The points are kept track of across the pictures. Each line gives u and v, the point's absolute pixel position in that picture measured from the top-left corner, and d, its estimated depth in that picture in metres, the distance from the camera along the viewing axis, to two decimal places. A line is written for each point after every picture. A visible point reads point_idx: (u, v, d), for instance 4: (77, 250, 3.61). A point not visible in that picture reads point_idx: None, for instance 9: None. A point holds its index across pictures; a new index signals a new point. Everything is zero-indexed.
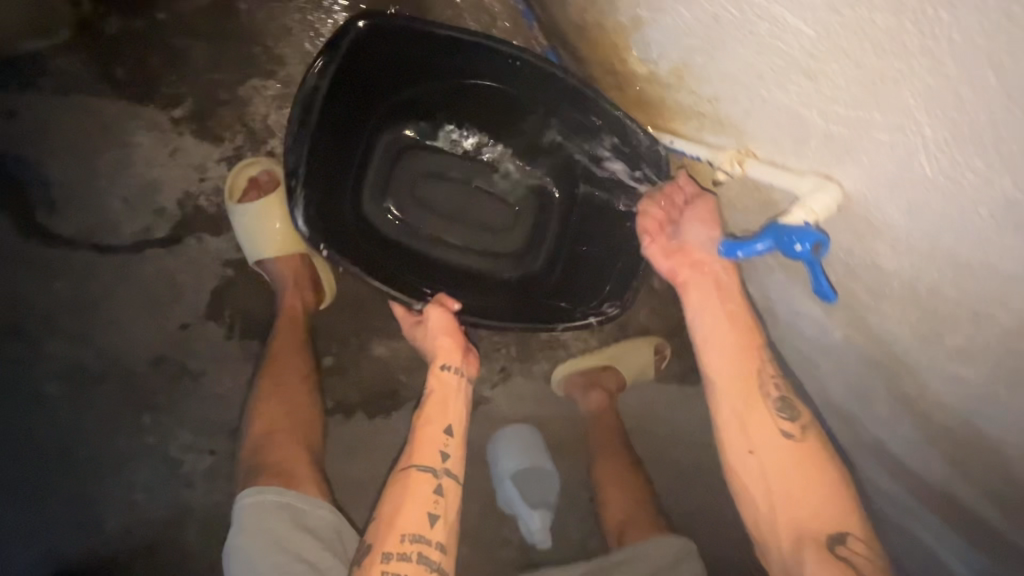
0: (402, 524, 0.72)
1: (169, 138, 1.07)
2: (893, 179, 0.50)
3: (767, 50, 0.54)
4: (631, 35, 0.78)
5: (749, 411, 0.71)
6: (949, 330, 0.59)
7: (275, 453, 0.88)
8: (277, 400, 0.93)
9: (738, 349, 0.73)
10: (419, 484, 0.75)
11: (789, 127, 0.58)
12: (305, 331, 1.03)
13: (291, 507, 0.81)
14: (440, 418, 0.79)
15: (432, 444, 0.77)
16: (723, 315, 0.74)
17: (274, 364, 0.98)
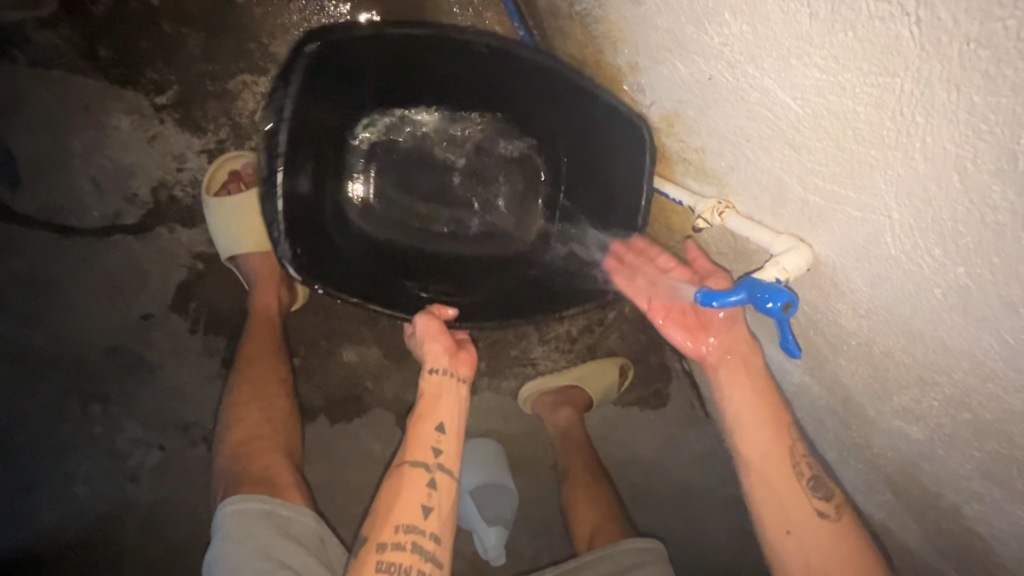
0: (396, 517, 0.73)
1: (149, 124, 1.03)
2: (860, 251, 0.54)
3: (755, 117, 0.56)
4: (627, 79, 0.80)
5: (784, 490, 0.76)
6: (896, 390, 0.63)
7: (237, 459, 0.85)
8: (246, 404, 0.90)
9: (774, 431, 0.77)
10: (414, 478, 0.75)
11: (770, 188, 0.61)
12: (279, 331, 1.00)
13: (279, 516, 0.79)
14: (435, 418, 0.78)
15: (424, 442, 0.77)
16: (755, 394, 0.77)
17: (247, 366, 0.94)
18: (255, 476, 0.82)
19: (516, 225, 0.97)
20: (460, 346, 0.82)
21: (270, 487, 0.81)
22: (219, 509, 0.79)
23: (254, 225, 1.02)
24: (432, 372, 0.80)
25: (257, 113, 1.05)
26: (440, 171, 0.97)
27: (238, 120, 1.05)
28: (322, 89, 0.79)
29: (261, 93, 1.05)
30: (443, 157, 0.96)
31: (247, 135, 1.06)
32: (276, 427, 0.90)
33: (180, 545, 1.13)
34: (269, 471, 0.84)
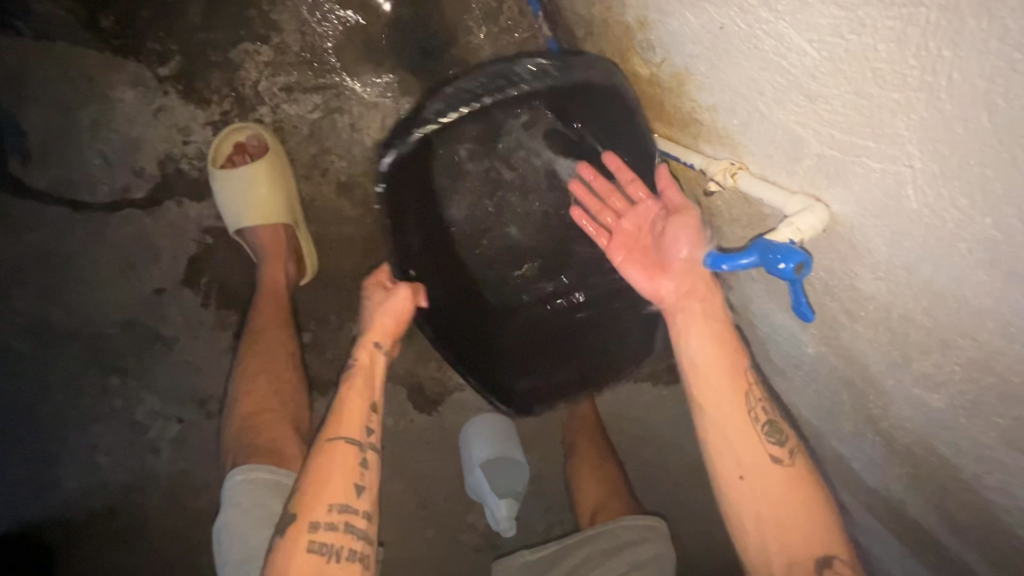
0: (328, 494, 0.73)
1: (154, 96, 1.03)
2: (881, 208, 0.51)
3: (769, 67, 0.53)
4: (637, 35, 0.77)
5: (737, 433, 0.75)
6: (918, 357, 0.60)
7: (249, 428, 0.86)
8: (254, 377, 0.91)
9: (729, 374, 0.76)
10: (346, 457, 0.76)
11: (785, 143, 0.58)
12: (286, 303, 1.01)
13: (287, 486, 0.79)
14: (365, 397, 0.82)
15: (354, 420, 0.79)
16: (710, 334, 0.76)
17: (256, 339, 0.95)
18: (264, 447, 0.83)
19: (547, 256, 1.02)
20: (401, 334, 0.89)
21: (278, 457, 0.82)
22: (228, 477, 0.80)
23: (259, 197, 1.02)
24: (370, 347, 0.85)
25: (260, 84, 1.04)
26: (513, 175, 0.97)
27: (241, 90, 1.04)
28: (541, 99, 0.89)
29: (264, 63, 1.04)
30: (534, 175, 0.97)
31: (251, 106, 1.05)
32: (283, 399, 0.91)
33: (201, 513, 1.16)
34: (277, 440, 0.85)
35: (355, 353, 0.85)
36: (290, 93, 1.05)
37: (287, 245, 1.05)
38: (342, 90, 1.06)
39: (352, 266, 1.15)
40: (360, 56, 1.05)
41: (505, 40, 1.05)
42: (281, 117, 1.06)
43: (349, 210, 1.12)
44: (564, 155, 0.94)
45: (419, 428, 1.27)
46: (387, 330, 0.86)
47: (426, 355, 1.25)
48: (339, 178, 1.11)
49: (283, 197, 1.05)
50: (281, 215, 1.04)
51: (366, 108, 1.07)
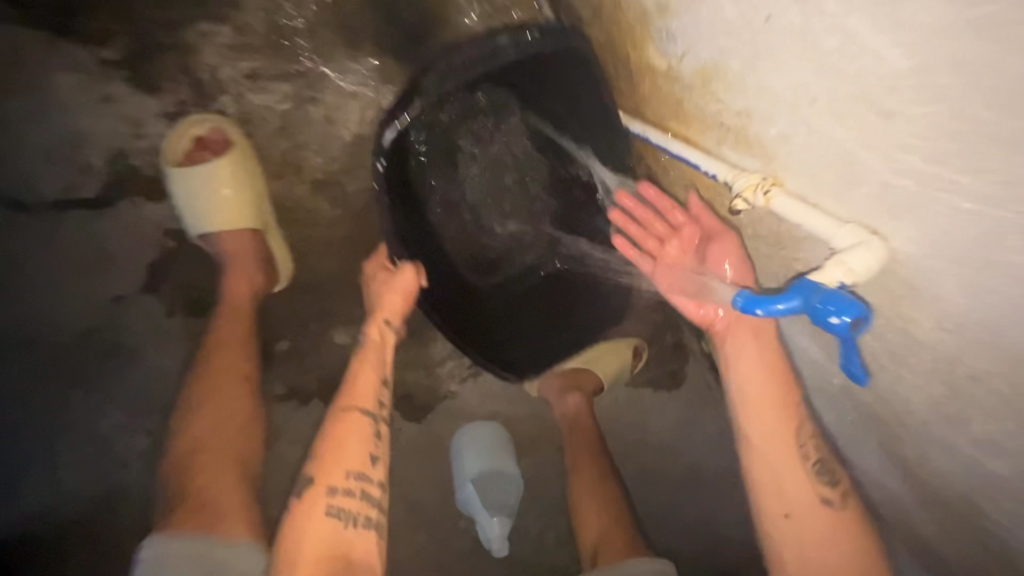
0: (344, 461, 0.70)
1: (100, 83, 0.91)
2: (964, 255, 0.41)
3: (829, 72, 0.43)
4: (653, 23, 0.66)
5: (779, 464, 0.68)
6: (980, 417, 0.51)
7: (190, 470, 0.74)
8: (201, 407, 0.80)
9: (774, 404, 0.68)
10: (362, 424, 0.74)
11: (837, 165, 0.48)
12: (247, 320, 0.90)
13: (211, 555, 0.66)
14: (379, 369, 0.80)
15: (368, 389, 0.76)
16: (760, 359, 0.69)
17: (209, 364, 0.83)
18: (196, 502, 0.71)
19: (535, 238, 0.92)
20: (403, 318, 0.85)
21: (207, 518, 0.70)
22: (142, 548, 0.68)
23: (221, 198, 0.91)
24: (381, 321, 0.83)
25: (221, 70, 0.92)
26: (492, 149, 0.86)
27: (200, 77, 0.92)
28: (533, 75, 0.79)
29: (226, 46, 0.92)
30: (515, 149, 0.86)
31: (212, 95, 0.93)
32: (232, 434, 0.79)
33: None
34: (212, 492, 0.73)
35: (366, 326, 0.83)
36: (256, 81, 0.93)
37: (251, 251, 0.94)
38: (317, 78, 0.94)
39: (330, 271, 1.05)
40: (336, 39, 0.93)
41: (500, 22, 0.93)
42: (246, 107, 0.94)
43: (327, 211, 1.01)
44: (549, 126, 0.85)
45: (408, 437, 1.19)
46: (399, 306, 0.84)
47: None
48: (314, 176, 0.99)
49: (249, 198, 0.93)
50: (247, 218, 0.93)
51: (343, 98, 0.95)
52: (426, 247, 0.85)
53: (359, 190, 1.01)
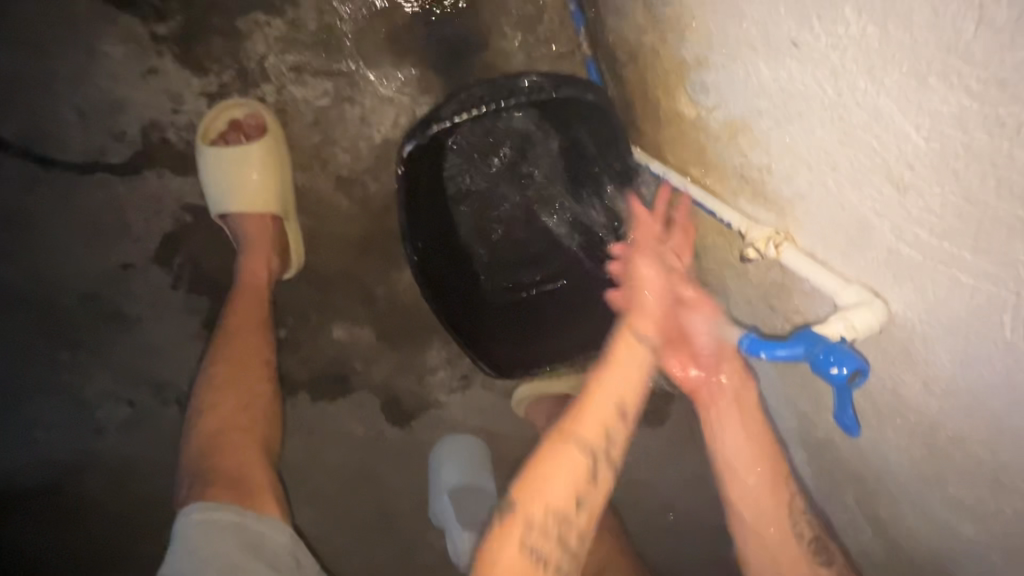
0: (548, 501, 0.63)
1: (146, 56, 0.94)
2: (958, 324, 0.45)
3: (851, 142, 0.47)
4: (689, 75, 0.70)
5: (776, 544, 0.75)
6: (956, 481, 0.55)
7: (215, 450, 0.77)
8: (221, 388, 0.82)
9: (760, 498, 0.75)
10: (579, 461, 0.64)
11: (848, 227, 0.52)
12: (265, 305, 0.92)
13: (251, 529, 0.70)
14: (617, 389, 0.67)
15: (599, 419, 0.66)
16: (749, 441, 0.75)
17: (231, 343, 0.86)
18: (227, 476, 0.74)
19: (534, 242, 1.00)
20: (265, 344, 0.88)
21: (243, 492, 0.73)
22: (181, 517, 0.70)
23: (250, 181, 0.93)
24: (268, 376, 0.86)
25: (267, 59, 0.95)
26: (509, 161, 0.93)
27: (244, 63, 0.95)
28: (547, 113, 0.86)
29: (274, 37, 0.95)
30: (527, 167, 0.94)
31: (254, 83, 0.96)
32: (253, 418, 0.82)
33: (141, 507, 1.02)
34: (242, 469, 0.76)
35: (615, 339, 0.70)
36: (299, 75, 0.96)
37: (274, 237, 0.96)
38: (357, 80, 0.97)
39: (340, 265, 1.06)
40: (381, 45, 0.96)
41: (541, 51, 0.97)
42: (286, 98, 0.97)
43: (347, 208, 1.03)
44: (563, 151, 0.91)
45: (387, 443, 1.12)
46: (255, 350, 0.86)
47: (405, 368, 1.11)
48: (340, 173, 1.01)
49: (277, 185, 0.96)
50: (269, 202, 0.95)
51: (379, 102, 0.98)
52: (432, 235, 0.93)
53: (380, 192, 1.03)
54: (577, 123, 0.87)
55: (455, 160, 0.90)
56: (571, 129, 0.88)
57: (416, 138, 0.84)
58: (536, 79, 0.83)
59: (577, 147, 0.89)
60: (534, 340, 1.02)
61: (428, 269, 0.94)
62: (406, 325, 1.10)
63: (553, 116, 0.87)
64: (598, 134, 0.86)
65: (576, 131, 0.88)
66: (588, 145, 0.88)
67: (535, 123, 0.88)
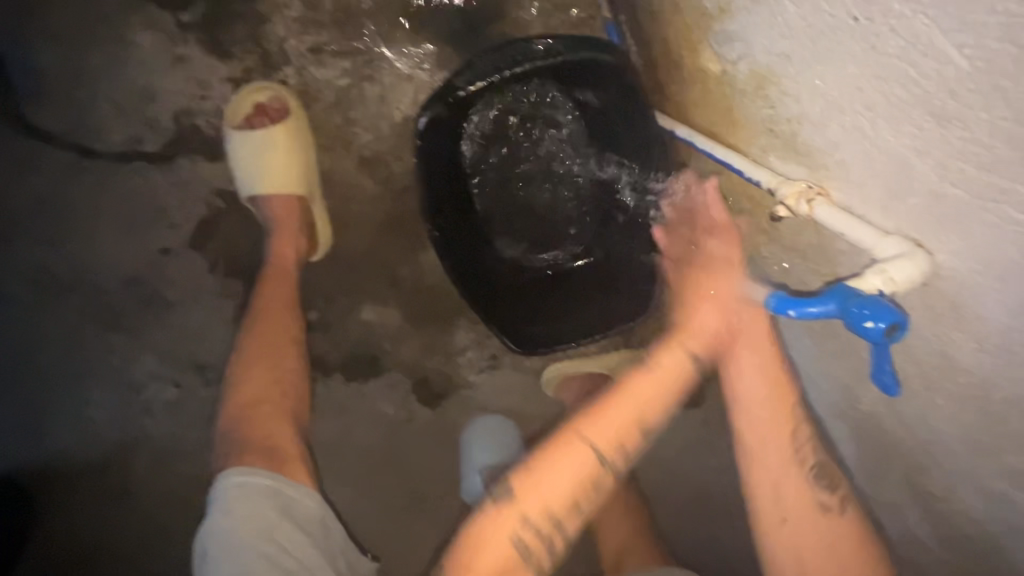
0: (555, 493, 0.65)
1: (175, 45, 0.97)
2: (1015, 272, 0.40)
3: (886, 75, 0.43)
4: (712, 26, 0.67)
5: (780, 470, 0.70)
6: (1014, 449, 0.50)
7: (247, 420, 0.79)
8: (252, 362, 0.84)
9: (781, 420, 0.71)
10: (513, 525, 0.64)
11: (886, 173, 0.48)
12: (295, 283, 0.94)
13: (285, 495, 0.72)
14: (640, 408, 0.70)
15: (618, 431, 0.68)
16: (761, 369, 0.72)
17: (260, 320, 0.88)
18: (260, 445, 0.76)
19: (574, 219, 0.98)
20: (298, 319, 0.91)
21: (275, 460, 0.75)
22: (219, 480, 0.72)
23: (276, 162, 0.95)
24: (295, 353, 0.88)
25: (287, 41, 0.97)
26: (533, 129, 0.94)
27: (266, 46, 0.97)
28: (562, 75, 0.86)
29: (293, 19, 0.96)
30: (553, 137, 0.94)
31: (276, 65, 0.97)
32: (284, 391, 0.84)
33: (190, 483, 1.08)
34: (273, 439, 0.78)
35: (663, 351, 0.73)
36: (318, 56, 0.97)
37: (300, 217, 0.98)
38: (375, 57, 0.97)
39: (367, 246, 1.07)
40: (398, 21, 0.96)
41: (559, 18, 0.95)
42: (307, 80, 0.98)
43: (370, 189, 1.04)
44: (585, 117, 0.91)
45: (418, 423, 1.13)
46: (284, 324, 0.89)
47: (434, 347, 1.12)
48: (362, 153, 1.02)
49: (302, 166, 0.97)
50: (296, 184, 0.97)
51: (397, 78, 0.98)
52: (455, 207, 0.92)
53: (402, 171, 1.03)
54: (596, 85, 0.85)
55: (473, 130, 0.92)
56: (592, 93, 0.87)
57: (430, 110, 0.85)
58: (551, 42, 0.82)
59: (596, 111, 0.89)
60: (570, 318, 0.96)
61: (451, 242, 0.92)
62: (433, 304, 1.11)
63: (571, 79, 0.86)
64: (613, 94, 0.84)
65: (598, 95, 0.86)
66: (604, 106, 0.88)
67: (552, 89, 0.90)
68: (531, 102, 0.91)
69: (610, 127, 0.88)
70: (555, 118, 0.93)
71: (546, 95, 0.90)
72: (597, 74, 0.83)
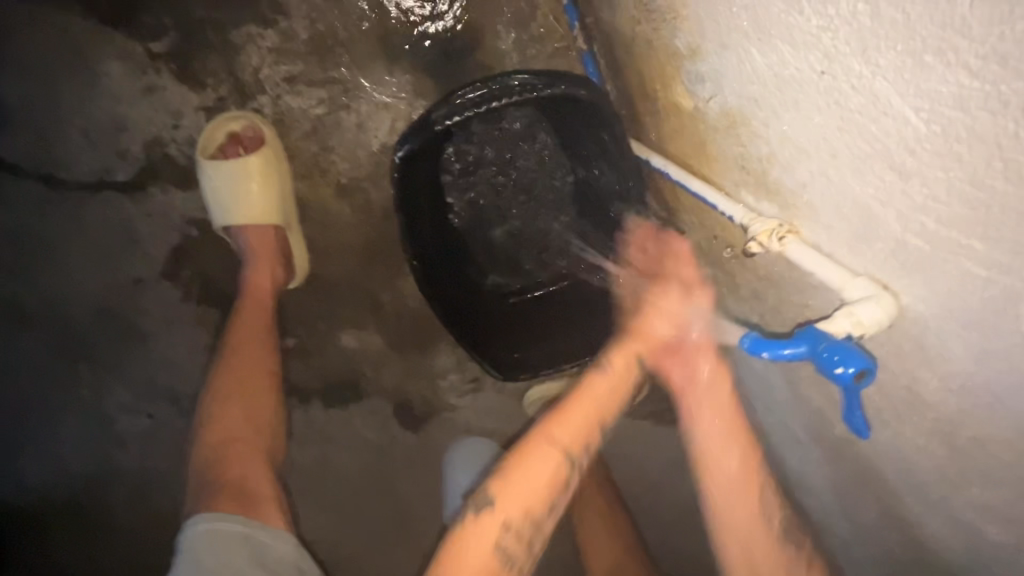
0: (524, 499, 0.67)
1: (144, 74, 0.95)
2: (974, 319, 0.42)
3: (850, 128, 0.45)
4: (685, 64, 0.68)
5: (738, 524, 0.73)
6: (981, 482, 0.51)
7: (219, 460, 0.77)
8: (224, 399, 0.82)
9: (742, 484, 0.73)
10: (491, 533, 0.65)
11: (853, 218, 0.49)
12: (271, 314, 0.92)
13: (256, 540, 0.70)
14: (599, 405, 0.73)
15: (577, 426, 0.71)
16: (723, 425, 0.74)
17: (234, 355, 0.86)
18: (233, 486, 0.74)
19: (553, 245, 0.98)
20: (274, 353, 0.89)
21: (247, 503, 0.73)
22: (187, 528, 0.70)
23: (252, 192, 0.94)
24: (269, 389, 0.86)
25: (261, 70, 0.96)
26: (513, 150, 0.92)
27: (240, 76, 0.96)
28: (538, 110, 0.87)
29: (267, 49, 0.95)
30: (535, 160, 0.93)
31: (250, 94, 0.96)
32: (258, 428, 0.82)
33: (167, 517, 1.05)
34: (248, 480, 0.76)
35: (613, 352, 0.76)
36: (293, 85, 0.97)
37: (277, 246, 0.96)
38: (351, 86, 0.97)
39: (346, 273, 1.06)
40: (374, 50, 0.96)
41: (536, 49, 0.96)
42: (282, 109, 0.97)
43: (350, 216, 1.03)
44: (567, 148, 0.90)
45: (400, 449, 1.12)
46: (260, 358, 0.87)
47: (416, 372, 1.11)
48: (340, 180, 1.01)
49: (278, 196, 0.96)
50: (272, 214, 0.96)
51: (375, 107, 0.98)
52: (433, 236, 0.92)
53: (381, 198, 1.02)
54: (569, 120, 0.87)
55: (452, 155, 0.90)
56: (569, 127, 0.88)
57: (409, 143, 0.85)
58: (526, 77, 0.83)
59: (575, 142, 0.89)
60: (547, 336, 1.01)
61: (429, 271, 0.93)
62: (414, 329, 1.10)
63: (547, 115, 0.87)
64: (589, 131, 0.86)
65: (573, 129, 0.87)
66: (582, 138, 0.88)
67: (533, 119, 0.88)
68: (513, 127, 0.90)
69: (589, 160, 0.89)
70: (536, 144, 0.91)
71: (530, 127, 0.90)
72: (567, 110, 0.85)
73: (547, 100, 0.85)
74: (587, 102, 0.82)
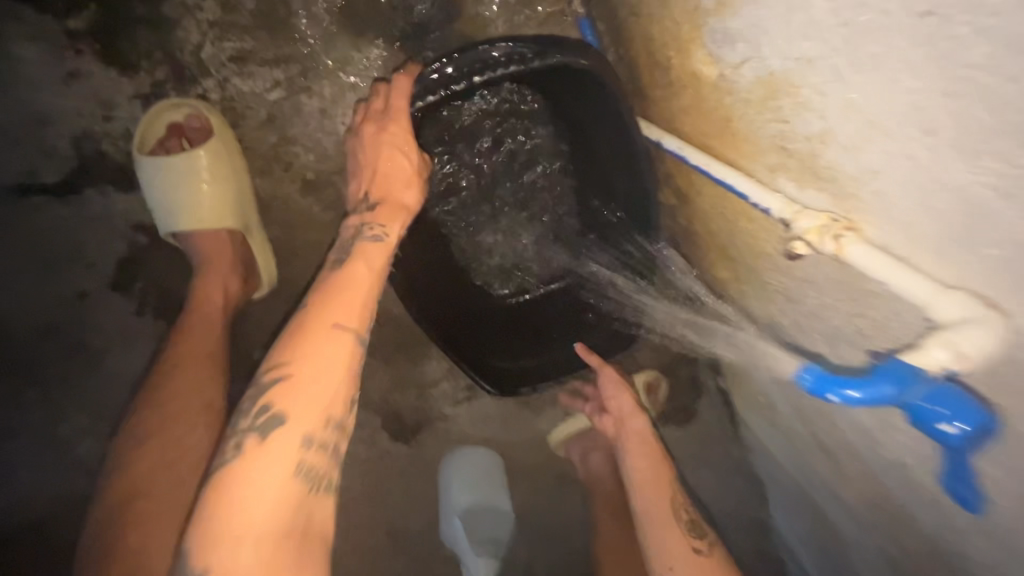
0: (320, 394, 0.56)
1: (64, 56, 0.81)
2: None
3: (964, 93, 0.32)
4: (706, 21, 0.55)
5: None
6: None
7: (128, 519, 0.65)
8: (146, 442, 0.69)
9: None
10: (286, 441, 0.53)
11: (949, 216, 0.37)
12: (212, 338, 0.77)
13: None
14: (370, 283, 0.65)
15: (355, 304, 0.62)
16: None
17: (162, 388, 0.72)
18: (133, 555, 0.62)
19: (545, 242, 0.88)
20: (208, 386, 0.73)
21: None
22: None
23: (203, 192, 0.81)
24: (200, 430, 0.70)
25: (204, 49, 0.82)
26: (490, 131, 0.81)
27: (179, 56, 0.82)
28: (523, 83, 0.75)
29: (208, 22, 0.82)
30: (518, 142, 0.83)
31: (193, 78, 0.83)
32: (181, 479, 0.67)
33: None
34: (145, 553, 0.63)
35: (387, 221, 0.70)
36: (242, 65, 0.83)
37: (229, 255, 0.83)
38: (311, 65, 0.84)
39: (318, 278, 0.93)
40: (336, 22, 0.83)
41: (524, 14, 0.83)
42: (231, 94, 0.84)
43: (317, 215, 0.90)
44: (559, 130, 0.81)
45: (392, 466, 1.02)
46: (191, 392, 0.72)
47: (404, 384, 1.00)
48: (304, 174, 0.88)
49: (231, 196, 0.83)
50: (225, 217, 0.83)
51: (339, 88, 0.85)
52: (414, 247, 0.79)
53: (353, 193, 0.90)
54: (560, 94, 0.76)
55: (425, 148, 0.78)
56: (559, 103, 0.77)
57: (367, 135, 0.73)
58: (506, 46, 0.69)
59: (570, 120, 0.78)
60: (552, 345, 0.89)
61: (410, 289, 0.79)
62: (399, 337, 0.98)
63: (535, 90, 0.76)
64: (591, 115, 0.74)
65: (563, 105, 0.77)
66: (577, 115, 0.77)
67: (515, 93, 0.78)
68: (491, 108, 0.79)
69: (585, 139, 0.78)
70: (518, 124, 0.81)
71: (510, 103, 0.79)
72: (558, 84, 0.74)
73: (534, 74, 0.72)
74: (580, 75, 0.70)
